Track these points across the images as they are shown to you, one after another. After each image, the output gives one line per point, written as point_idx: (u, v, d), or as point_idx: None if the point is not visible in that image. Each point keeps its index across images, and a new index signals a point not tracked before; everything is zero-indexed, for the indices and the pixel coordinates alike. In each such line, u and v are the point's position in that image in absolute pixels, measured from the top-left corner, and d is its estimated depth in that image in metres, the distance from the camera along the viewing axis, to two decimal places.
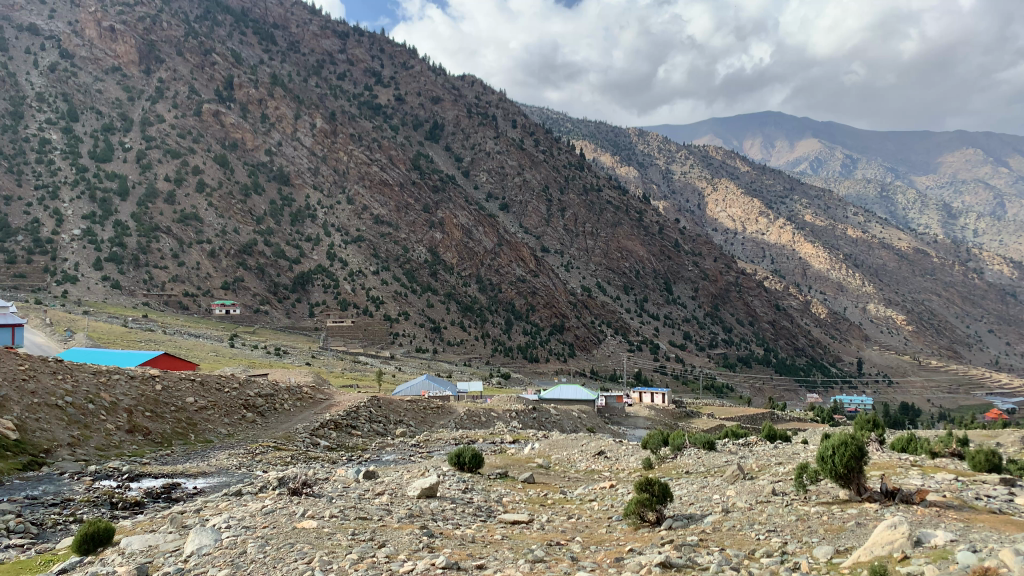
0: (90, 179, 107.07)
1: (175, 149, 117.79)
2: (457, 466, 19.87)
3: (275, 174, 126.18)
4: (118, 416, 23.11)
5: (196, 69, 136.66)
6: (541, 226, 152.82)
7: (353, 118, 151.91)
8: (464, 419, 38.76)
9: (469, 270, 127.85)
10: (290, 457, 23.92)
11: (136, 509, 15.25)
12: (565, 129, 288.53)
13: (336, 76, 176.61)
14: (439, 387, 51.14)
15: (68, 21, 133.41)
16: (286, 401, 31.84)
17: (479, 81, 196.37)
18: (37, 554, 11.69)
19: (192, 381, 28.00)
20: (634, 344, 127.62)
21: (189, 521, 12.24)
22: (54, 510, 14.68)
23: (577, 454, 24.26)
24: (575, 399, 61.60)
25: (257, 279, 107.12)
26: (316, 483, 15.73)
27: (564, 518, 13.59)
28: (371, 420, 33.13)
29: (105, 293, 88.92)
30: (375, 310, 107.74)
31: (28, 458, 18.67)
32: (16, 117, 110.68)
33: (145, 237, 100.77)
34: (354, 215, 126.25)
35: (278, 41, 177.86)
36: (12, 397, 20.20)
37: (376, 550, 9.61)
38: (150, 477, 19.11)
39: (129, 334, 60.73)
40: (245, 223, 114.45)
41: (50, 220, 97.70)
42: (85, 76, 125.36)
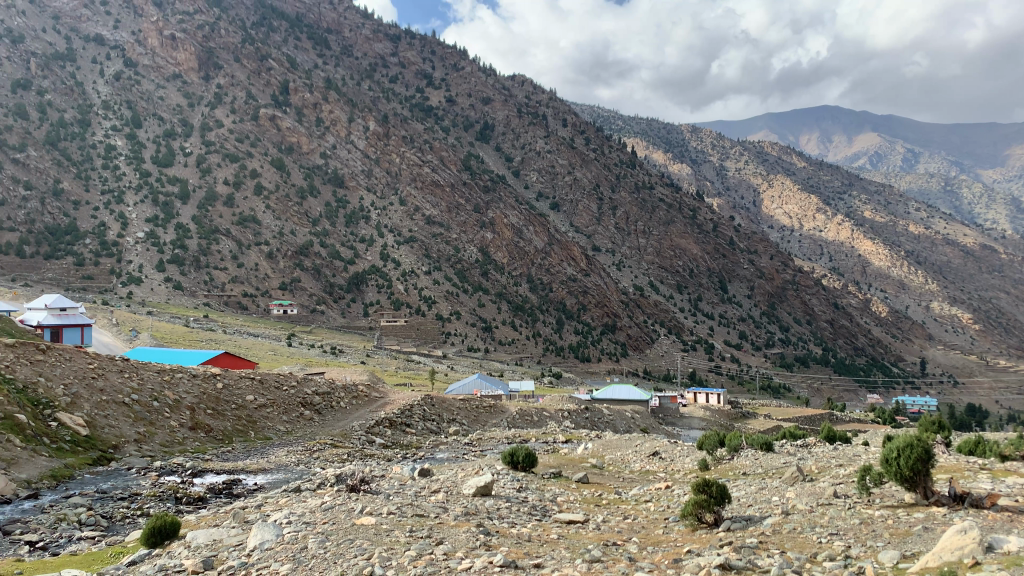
0: (153, 183, 110.71)
1: (233, 153, 120.75)
2: (511, 465, 19.89)
3: (330, 177, 128.51)
4: (181, 413, 23.78)
5: (253, 75, 139.98)
6: (592, 226, 152.40)
7: (405, 120, 153.31)
8: (516, 419, 38.82)
9: (520, 269, 127.99)
10: (347, 454, 24.31)
11: (200, 503, 15.67)
12: (617, 126, 286.29)
13: (388, 79, 178.68)
14: (491, 386, 51.16)
15: (132, 31, 137.83)
16: (342, 400, 32.34)
17: (530, 80, 196.18)
18: (108, 546, 12.10)
19: (252, 379, 28.61)
20: (688, 344, 126.17)
21: (250, 517, 12.48)
22: (122, 504, 15.18)
23: (632, 454, 24.08)
24: (628, 400, 61.12)
25: (313, 280, 109.16)
26: (373, 481, 15.98)
27: (620, 518, 13.51)
28: (424, 418, 33.42)
29: (168, 294, 91.77)
30: (428, 310, 108.55)
31: (98, 453, 19.37)
32: (83, 125, 114.89)
33: (205, 240, 103.95)
34: (406, 216, 127.44)
35: (332, 45, 180.77)
36: (82, 395, 20.98)
37: (434, 547, 9.69)
38: (212, 472, 19.65)
39: (191, 334, 62.31)
40: (302, 225, 116.87)
41: (115, 224, 101.40)
42: (148, 84, 129.53)
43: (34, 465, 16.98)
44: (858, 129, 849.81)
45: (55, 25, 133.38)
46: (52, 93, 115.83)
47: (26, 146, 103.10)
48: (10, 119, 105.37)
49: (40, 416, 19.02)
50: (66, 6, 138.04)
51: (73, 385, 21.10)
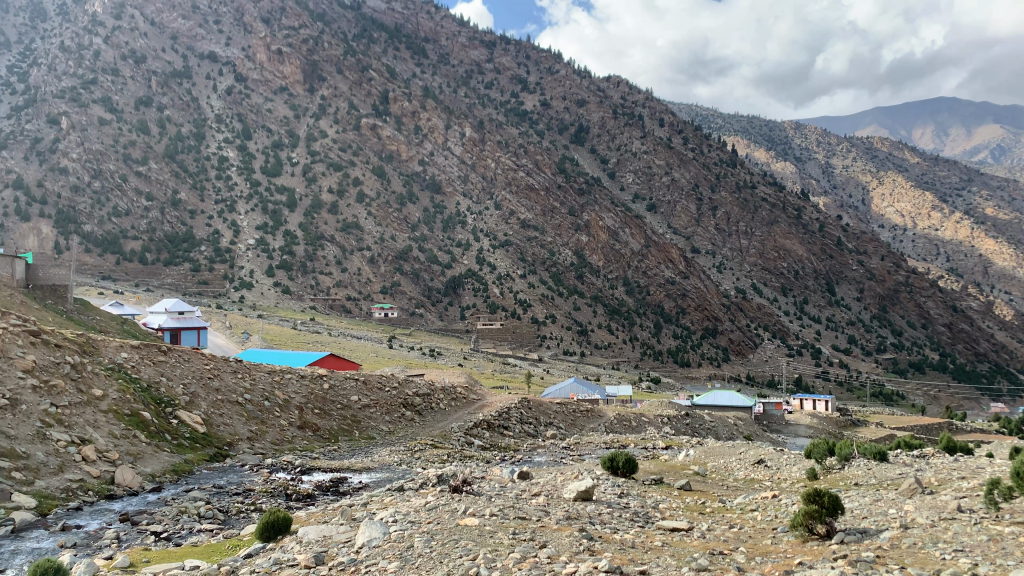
0: (262, 193, 117.44)
1: (337, 162, 126.65)
2: (611, 470, 19.72)
3: (428, 183, 131.45)
4: (290, 413, 24.74)
5: (355, 86, 145.19)
6: (690, 227, 150.17)
7: (501, 126, 154.41)
8: (614, 424, 38.48)
9: (616, 272, 126.84)
10: (447, 455, 24.71)
11: (309, 500, 16.22)
12: (716, 125, 279.97)
13: (483, 85, 180.80)
14: (588, 390, 50.98)
15: (242, 47, 144.20)
16: (441, 401, 32.91)
17: (626, 81, 193.90)
18: (225, 539, 12.65)
19: (356, 380, 29.44)
20: (793, 349, 122.10)
21: (357, 515, 12.77)
22: (238, 499, 15.88)
23: (735, 462, 23.40)
24: (730, 406, 59.51)
25: (412, 283, 111.67)
26: (473, 482, 16.12)
27: (726, 527, 13.15)
28: (522, 421, 33.61)
29: (276, 298, 95.83)
30: (523, 313, 108.69)
31: (214, 450, 20.32)
32: (199, 138, 121.46)
33: (311, 246, 109.33)
34: (502, 220, 127.98)
35: (429, 54, 184.99)
36: (199, 394, 22.13)
37: (538, 551, 9.67)
38: (320, 470, 20.34)
39: (299, 336, 65.13)
40: (401, 231, 119.94)
41: (228, 232, 108.06)
42: (257, 97, 136.28)
43: (158, 460, 17.98)
44: (976, 121, 801.57)
45: (173, 44, 138.34)
46: (170, 109, 122.55)
47: (147, 159, 110.00)
48: (134, 135, 112.55)
49: (162, 413, 20.09)
50: (182, 25, 142.42)
51: (191, 385, 22.28)
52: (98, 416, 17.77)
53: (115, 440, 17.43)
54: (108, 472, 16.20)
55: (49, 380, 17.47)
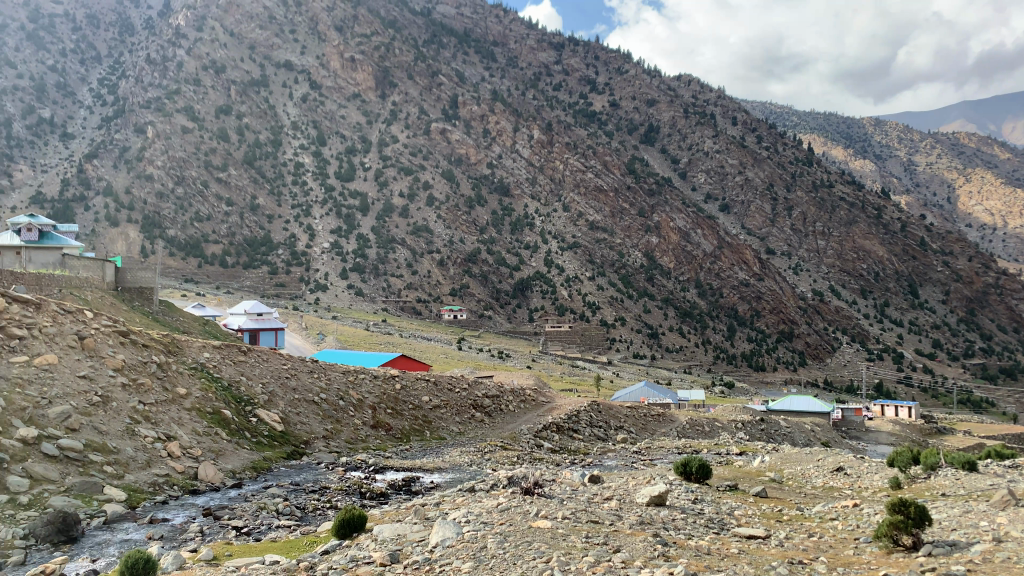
0: (336, 198, 121.63)
1: (408, 166, 129.14)
2: (684, 476, 19.41)
3: (497, 186, 132.20)
4: (363, 413, 25.20)
5: (425, 91, 147.55)
6: (765, 227, 146.86)
7: (570, 127, 154.01)
8: (686, 428, 37.81)
9: (687, 275, 124.95)
10: (517, 457, 24.72)
11: (382, 498, 16.51)
12: (791, 123, 272.95)
13: (552, 87, 180.70)
14: (659, 394, 50.27)
15: (317, 55, 147.76)
16: (511, 402, 33.05)
17: (697, 79, 190.66)
18: (303, 536, 12.96)
19: (427, 381, 29.78)
20: (874, 353, 118.06)
21: (430, 514, 12.92)
22: (315, 497, 16.27)
23: (813, 469, 22.75)
24: (808, 412, 57.83)
25: (481, 286, 112.38)
26: (546, 484, 16.10)
27: (805, 535, 12.75)
28: (592, 424, 33.38)
29: (350, 299, 98.15)
30: (593, 315, 108.05)
31: (291, 447, 20.85)
32: (276, 144, 125.85)
33: (383, 249, 111.55)
34: (570, 222, 127.24)
35: (497, 58, 186.39)
36: (278, 394, 22.79)
37: (611, 555, 9.58)
38: (393, 469, 20.65)
39: (370, 337, 66.47)
40: (470, 233, 121.01)
41: (304, 236, 112.43)
42: (331, 104, 139.94)
43: (238, 457, 18.53)
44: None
45: (251, 54, 142.17)
46: (249, 116, 126.98)
47: (227, 166, 114.76)
48: (214, 142, 117.09)
49: (242, 412, 20.73)
50: (260, 34, 146.03)
51: (270, 384, 22.98)
52: (182, 413, 18.45)
53: (198, 437, 18.07)
54: (192, 468, 16.81)
55: (137, 379, 18.23)
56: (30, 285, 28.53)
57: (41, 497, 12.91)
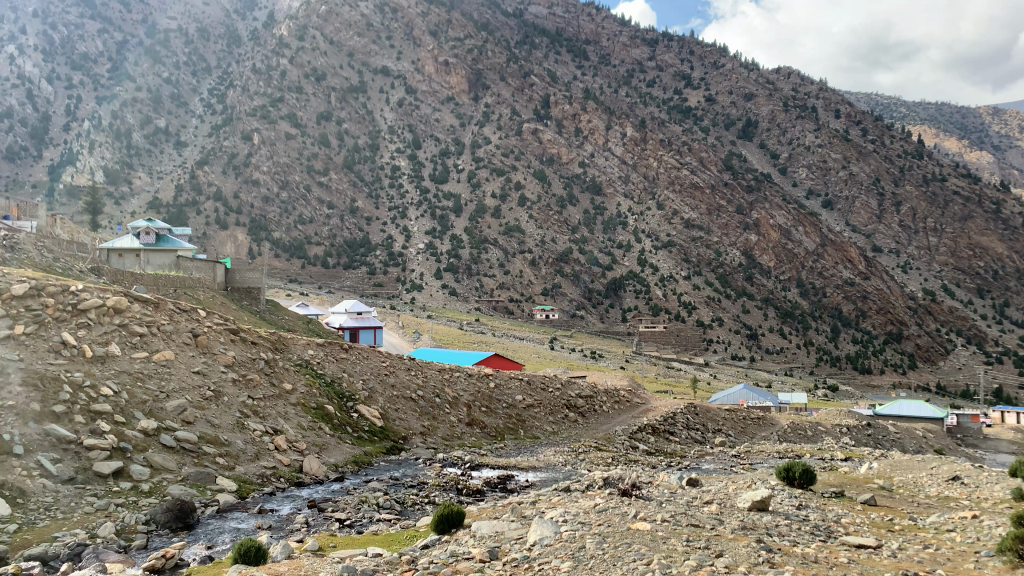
0: (431, 199, 125.11)
1: (500, 167, 130.45)
2: (786, 480, 18.80)
3: (589, 185, 131.56)
4: (459, 410, 25.58)
5: (517, 92, 148.47)
6: (871, 224, 140.71)
7: (664, 124, 151.60)
8: (788, 432, 36.63)
9: (788, 273, 120.85)
10: (612, 458, 24.47)
11: (479, 495, 16.70)
12: (899, 113, 260.27)
13: (646, 83, 178.12)
14: (759, 397, 48.92)
15: (412, 60, 151.08)
16: (605, 403, 32.90)
17: (797, 72, 184.19)
18: (403, 530, 13.21)
19: (520, 380, 29.98)
20: (991, 356, 111.46)
21: (527, 512, 13.00)
22: (413, 491, 16.61)
23: (926, 477, 21.62)
24: (920, 417, 55.08)
25: (573, 285, 112.19)
26: (643, 486, 15.88)
27: (920, 546, 12.12)
28: (688, 427, 32.77)
29: (444, 299, 99.76)
30: (688, 315, 106.22)
31: (391, 443, 21.36)
32: (373, 149, 131.37)
33: (476, 249, 112.84)
34: (665, 220, 124.95)
35: (590, 56, 185.89)
36: (377, 390, 23.39)
37: (714, 559, 9.37)
38: (489, 467, 20.82)
39: (465, 335, 67.46)
40: (562, 232, 120.89)
41: (400, 237, 116.58)
42: (426, 108, 143.53)
43: (341, 451, 19.12)
44: None
45: (350, 61, 146.36)
46: (348, 122, 132.75)
47: (328, 170, 121.20)
48: (316, 148, 123.19)
49: (344, 407, 21.36)
50: (358, 42, 150.01)
51: (369, 380, 23.63)
52: (289, 408, 19.21)
53: (303, 432, 18.72)
54: (297, 460, 17.44)
55: (247, 374, 19.11)
56: (149, 286, 30.40)
57: (160, 485, 13.65)
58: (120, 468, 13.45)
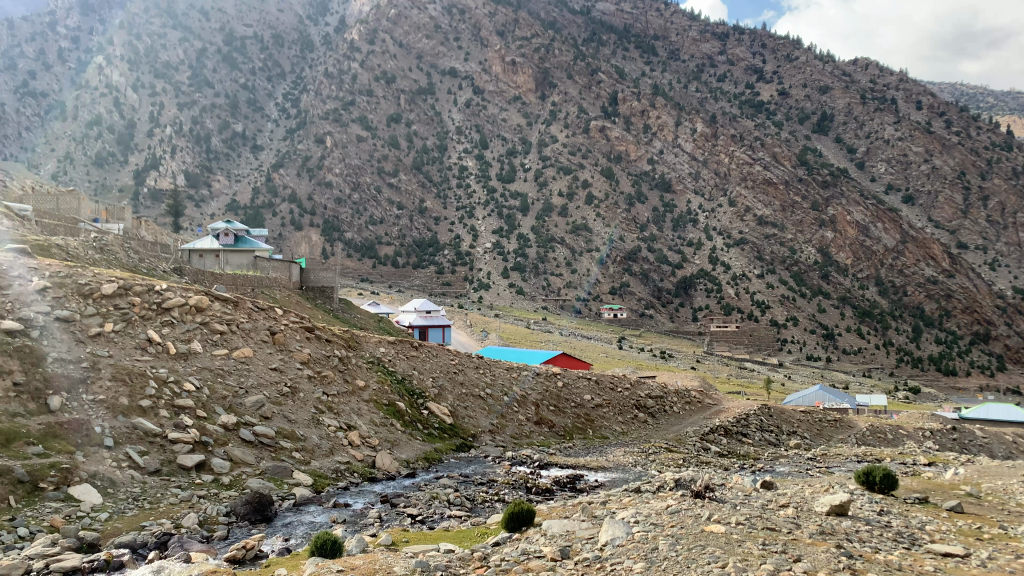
0: (498, 199, 125.74)
1: (568, 165, 129.87)
2: (866, 485, 18.18)
3: (658, 182, 129.60)
4: (527, 409, 25.64)
5: (584, 89, 147.46)
6: (956, 220, 134.96)
7: (735, 119, 148.54)
8: (867, 435, 35.41)
9: (866, 271, 116.65)
10: (682, 460, 24.14)
11: (548, 494, 16.69)
12: (986, 104, 248.99)
13: (716, 78, 174.06)
14: (835, 399, 47.28)
15: (480, 61, 152.85)
16: (675, 404, 32.47)
17: (875, 63, 178.07)
18: (474, 527, 13.30)
19: (588, 379, 29.93)
20: None
21: (598, 513, 12.90)
22: (484, 488, 16.72)
23: (1017, 484, 20.55)
24: (1010, 422, 52.26)
25: (642, 284, 111.33)
26: (716, 488, 15.59)
27: (1012, 557, 11.55)
28: (762, 428, 32.06)
29: (512, 298, 100.04)
30: (761, 315, 103.69)
31: (460, 440, 21.55)
32: (442, 149, 134.89)
33: (543, 248, 112.71)
34: (736, 217, 121.52)
35: (658, 52, 183.53)
36: (446, 388, 23.64)
37: (792, 563, 9.16)
38: (558, 466, 20.75)
39: (532, 335, 67.52)
40: (630, 231, 119.57)
41: (468, 237, 117.63)
42: (493, 108, 144.99)
43: (412, 447, 19.37)
44: None
45: (419, 63, 149.71)
46: (417, 124, 136.57)
47: (398, 171, 125.31)
48: (386, 150, 127.51)
49: (414, 404, 21.65)
50: (427, 44, 153.18)
51: (439, 378, 23.92)
52: (361, 405, 19.57)
53: (376, 427, 19.07)
54: (370, 456, 17.75)
55: (322, 371, 19.57)
56: (228, 285, 31.45)
57: (240, 478, 14.11)
58: (203, 461, 13.95)
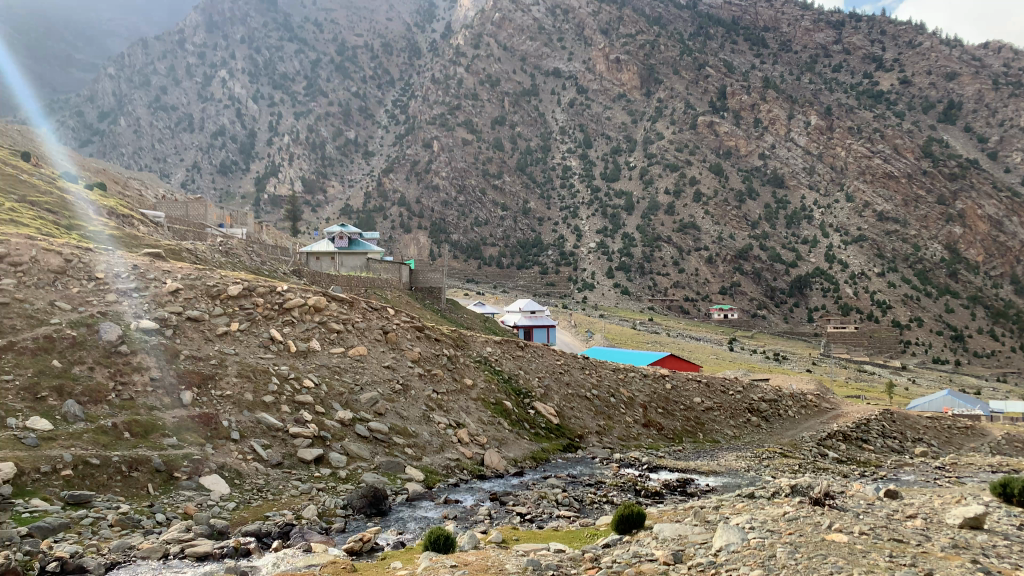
0: (602, 198, 125.21)
1: (675, 162, 126.29)
2: (1001, 496, 16.98)
3: (770, 177, 124.02)
4: (635, 411, 25.35)
5: (692, 85, 143.20)
6: None
7: (852, 110, 141.67)
8: (1002, 444, 33.07)
9: (1000, 268, 110.62)
10: (798, 466, 23.22)
11: (658, 497, 16.43)
12: None
13: (831, 68, 166.49)
14: (966, 405, 44.46)
15: (583, 60, 154.21)
16: (790, 408, 31.40)
17: (1010, 46, 167.20)
18: (583, 527, 13.26)
19: (698, 382, 29.37)
20: None
21: (711, 518, 12.62)
22: (592, 490, 16.65)
23: None
24: None
25: (754, 284, 107.04)
26: (835, 495, 14.92)
27: None
28: (884, 435, 30.52)
29: (617, 298, 99.69)
30: (882, 315, 98.64)
31: (567, 441, 21.51)
32: (545, 150, 137.37)
33: (649, 247, 111.56)
34: (854, 213, 115.78)
35: (769, 43, 177.53)
36: (552, 388, 23.70)
37: None
38: (667, 470, 20.42)
39: (638, 335, 66.75)
40: (741, 228, 115.67)
41: (572, 237, 117.91)
42: (597, 107, 144.69)
43: (519, 446, 19.50)
44: None
45: (523, 66, 154.76)
46: (521, 125, 141.07)
47: (502, 173, 128.83)
48: (491, 152, 132.57)
49: (521, 404, 21.83)
50: (530, 46, 157.34)
51: (545, 378, 24.02)
52: (470, 403, 19.89)
53: (484, 426, 19.33)
54: (479, 454, 18.01)
55: (432, 370, 20.02)
56: (343, 286, 32.66)
57: (355, 473, 14.59)
58: (322, 455, 14.52)
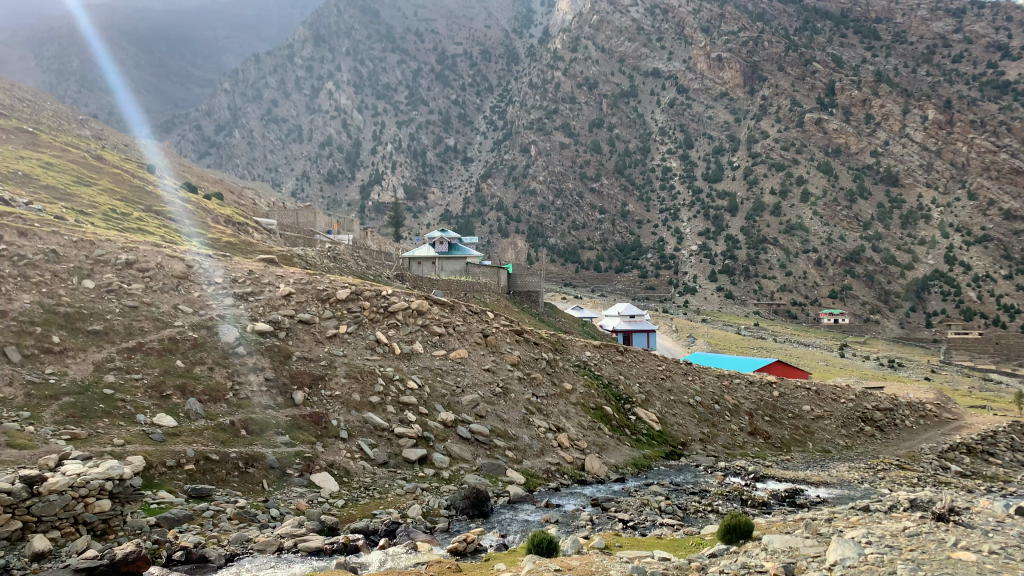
0: (704, 199, 122.69)
1: (780, 162, 121.55)
2: None
3: (883, 175, 117.04)
4: (740, 418, 24.65)
5: (798, 81, 137.45)
6: None
7: (975, 103, 133.14)
8: None
9: None
10: (917, 479, 21.97)
11: (765, 508, 15.95)
12: None
13: (951, 58, 156.69)
14: None
15: (684, 59, 151.37)
16: (907, 418, 29.86)
17: None
18: (687, 536, 13.01)
19: (807, 390, 28.41)
20: None
21: (824, 530, 12.12)
22: (696, 498, 16.33)
23: None
24: None
25: (866, 288, 102.19)
26: (960, 511, 14.04)
27: None
28: (1013, 448, 28.55)
29: (720, 303, 98.31)
30: (1011, 320, 92.23)
31: (669, 447, 21.10)
32: (645, 152, 136.59)
33: (754, 249, 108.49)
34: (978, 211, 108.72)
35: (882, 35, 168.61)
36: (654, 393, 23.39)
37: None
38: (774, 479, 19.79)
39: (743, 341, 64.96)
40: (853, 229, 109.72)
41: (672, 240, 116.37)
42: (699, 106, 141.67)
43: (620, 452, 19.31)
44: None
45: (621, 66, 154.83)
46: (620, 127, 141.46)
47: (600, 176, 129.24)
48: (589, 155, 133.70)
49: (621, 409, 21.64)
50: (629, 47, 157.07)
51: (646, 384, 23.76)
52: (569, 407, 19.86)
53: (584, 431, 19.26)
54: (579, 459, 17.92)
55: (530, 373, 20.10)
56: (444, 289, 32.93)
57: (458, 473, 14.79)
58: (425, 455, 14.77)
